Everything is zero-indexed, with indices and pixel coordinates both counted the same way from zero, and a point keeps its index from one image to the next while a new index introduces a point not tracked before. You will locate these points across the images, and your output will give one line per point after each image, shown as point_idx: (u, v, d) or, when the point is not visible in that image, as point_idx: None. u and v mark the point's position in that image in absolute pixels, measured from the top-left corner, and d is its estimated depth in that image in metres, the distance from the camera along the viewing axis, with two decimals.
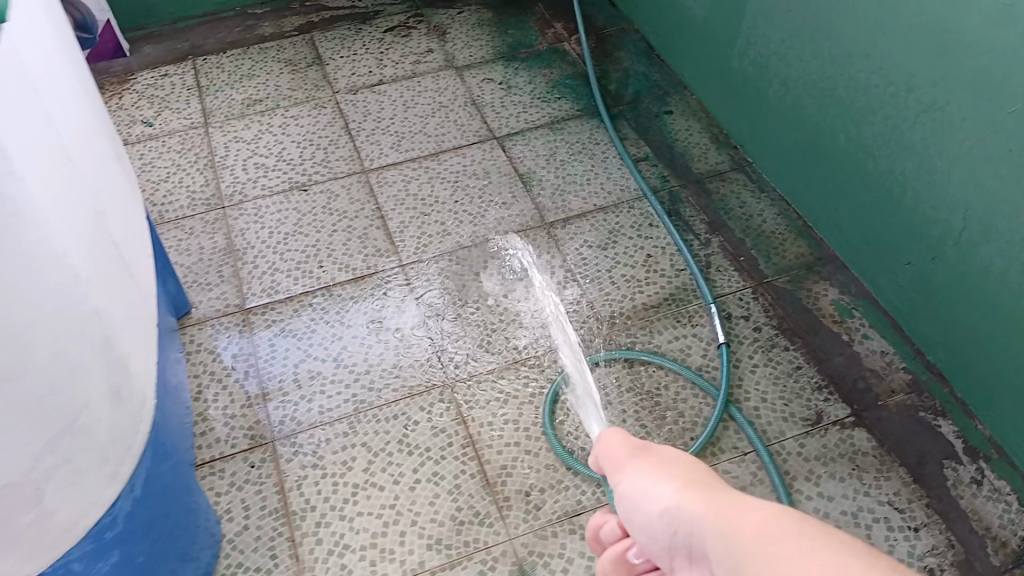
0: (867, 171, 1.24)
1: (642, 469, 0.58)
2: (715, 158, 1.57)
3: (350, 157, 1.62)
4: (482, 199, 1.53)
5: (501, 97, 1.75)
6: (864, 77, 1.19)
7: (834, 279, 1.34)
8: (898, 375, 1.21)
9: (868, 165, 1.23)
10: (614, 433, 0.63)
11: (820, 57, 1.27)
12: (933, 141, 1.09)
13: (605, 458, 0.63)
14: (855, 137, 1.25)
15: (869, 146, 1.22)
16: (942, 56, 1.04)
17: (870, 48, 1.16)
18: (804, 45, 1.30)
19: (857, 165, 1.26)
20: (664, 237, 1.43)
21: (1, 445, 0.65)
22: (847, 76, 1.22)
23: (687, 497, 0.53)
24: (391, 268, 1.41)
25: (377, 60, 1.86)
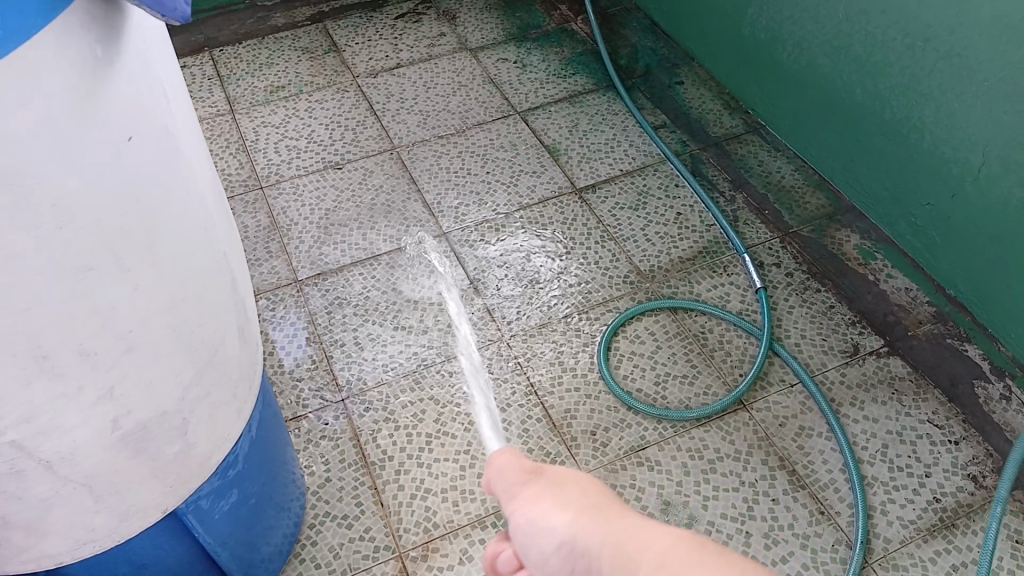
0: (885, 120, 1.33)
1: (537, 495, 0.46)
2: (730, 123, 1.65)
3: (379, 136, 1.68)
4: (513, 170, 1.59)
5: (517, 75, 1.82)
6: (882, 32, 1.29)
7: (854, 227, 1.43)
8: (923, 308, 1.30)
9: (886, 115, 1.33)
10: (504, 453, 0.51)
11: (836, 18, 1.37)
12: (952, 86, 1.20)
13: (495, 481, 0.50)
14: (872, 90, 1.34)
15: (886, 97, 1.32)
16: (960, 5, 1.15)
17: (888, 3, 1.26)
18: (821, 8, 1.39)
19: (875, 116, 1.35)
20: (691, 196, 1.51)
21: (159, 371, 0.71)
22: (864, 33, 1.33)
23: (580, 523, 0.43)
24: (434, 236, 1.47)
25: (392, 45, 1.91)
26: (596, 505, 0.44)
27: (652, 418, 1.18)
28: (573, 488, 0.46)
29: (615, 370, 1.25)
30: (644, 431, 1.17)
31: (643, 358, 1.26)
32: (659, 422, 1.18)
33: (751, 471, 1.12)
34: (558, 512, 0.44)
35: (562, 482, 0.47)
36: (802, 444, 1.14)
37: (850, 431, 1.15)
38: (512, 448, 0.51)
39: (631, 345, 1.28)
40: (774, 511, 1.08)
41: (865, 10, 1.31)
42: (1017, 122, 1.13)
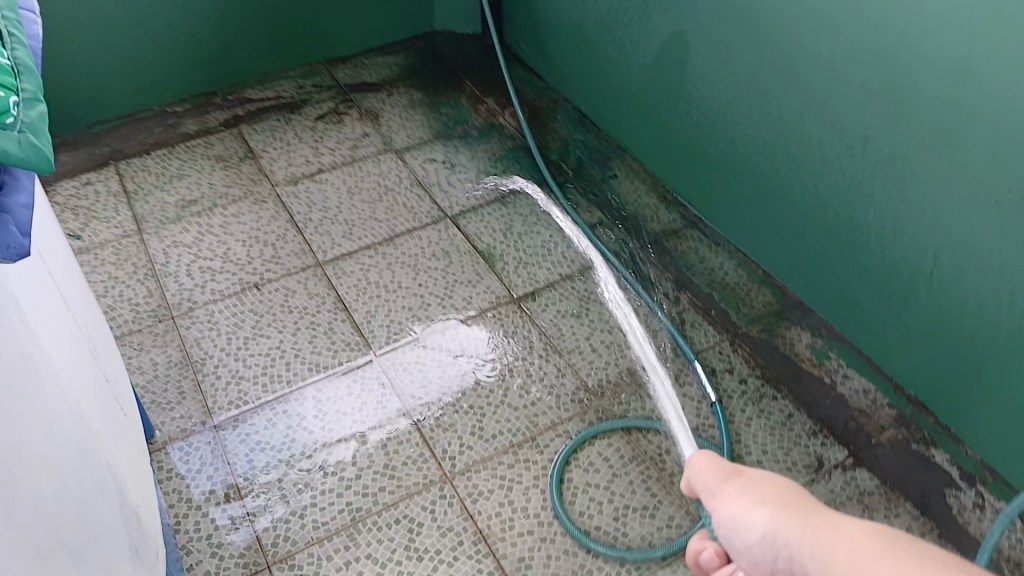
0: (827, 218, 1.27)
1: (739, 492, 0.54)
2: (668, 216, 1.60)
3: (301, 250, 1.58)
4: (447, 279, 1.50)
5: (446, 176, 1.75)
6: (818, 131, 1.22)
7: (803, 324, 1.38)
8: (884, 411, 1.23)
9: (828, 213, 1.27)
10: (698, 453, 0.61)
11: (767, 114, 1.31)
12: (896, 188, 1.12)
13: (696, 481, 0.59)
14: (810, 188, 1.28)
15: (827, 196, 1.26)
16: (898, 114, 1.07)
17: (817, 102, 1.20)
18: (751, 106, 1.34)
19: (816, 213, 1.29)
20: (635, 298, 1.45)
21: None
22: (799, 132, 1.26)
23: (783, 516, 0.50)
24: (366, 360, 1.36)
25: (313, 148, 1.83)
26: (799, 507, 0.50)
27: (615, 560, 1.08)
28: (779, 495, 0.52)
29: (570, 506, 1.15)
30: None
31: (600, 489, 1.17)
32: (621, 565, 1.08)
33: None
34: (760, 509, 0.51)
35: (763, 483, 0.54)
36: None
37: None
38: (708, 451, 0.60)
39: (586, 475, 1.18)
40: None
41: (798, 107, 1.25)
42: (963, 223, 1.04)
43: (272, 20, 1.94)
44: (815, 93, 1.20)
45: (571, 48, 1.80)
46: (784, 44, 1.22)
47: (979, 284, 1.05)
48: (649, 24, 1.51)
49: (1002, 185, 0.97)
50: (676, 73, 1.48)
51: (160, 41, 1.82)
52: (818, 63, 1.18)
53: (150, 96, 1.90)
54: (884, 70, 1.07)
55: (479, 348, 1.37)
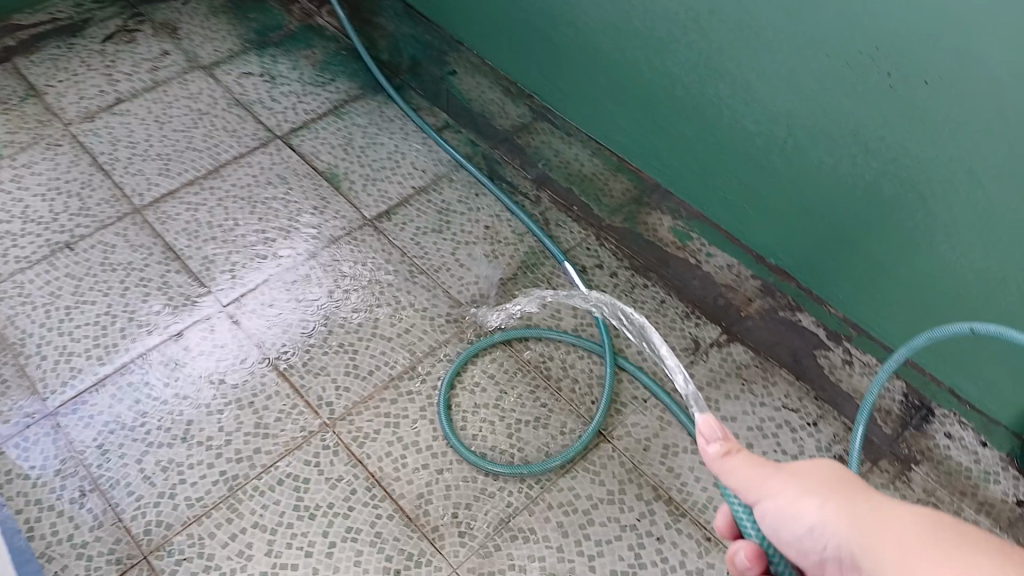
0: (677, 97, 1.24)
1: (784, 488, 0.62)
2: (513, 110, 1.52)
3: (113, 196, 1.39)
4: (289, 208, 1.37)
5: (267, 91, 1.57)
6: (662, 7, 1.16)
7: (663, 207, 1.36)
8: (750, 284, 1.27)
9: (678, 91, 1.23)
10: (724, 446, 0.65)
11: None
12: (745, 57, 1.10)
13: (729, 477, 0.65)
14: (659, 66, 1.23)
15: (676, 74, 1.22)
16: None
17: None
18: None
19: (666, 93, 1.25)
20: (494, 203, 1.39)
21: None
22: (642, 8, 1.19)
23: (835, 510, 0.59)
24: (211, 305, 1.24)
25: (105, 76, 1.58)
26: (841, 497, 0.60)
27: (515, 478, 1.06)
28: (817, 483, 0.61)
29: (462, 431, 1.11)
30: (509, 497, 1.05)
31: (490, 408, 1.13)
32: (522, 481, 1.06)
33: (628, 512, 1.03)
34: (809, 501, 0.61)
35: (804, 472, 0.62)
36: (671, 465, 1.08)
37: None
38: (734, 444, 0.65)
39: (473, 397, 1.14)
40: (663, 552, 1.00)
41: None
42: (814, 89, 1.04)
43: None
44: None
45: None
46: None
47: (833, 147, 1.07)
48: None
49: (849, 48, 0.97)
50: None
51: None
52: None
53: None
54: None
55: (338, 276, 1.28)
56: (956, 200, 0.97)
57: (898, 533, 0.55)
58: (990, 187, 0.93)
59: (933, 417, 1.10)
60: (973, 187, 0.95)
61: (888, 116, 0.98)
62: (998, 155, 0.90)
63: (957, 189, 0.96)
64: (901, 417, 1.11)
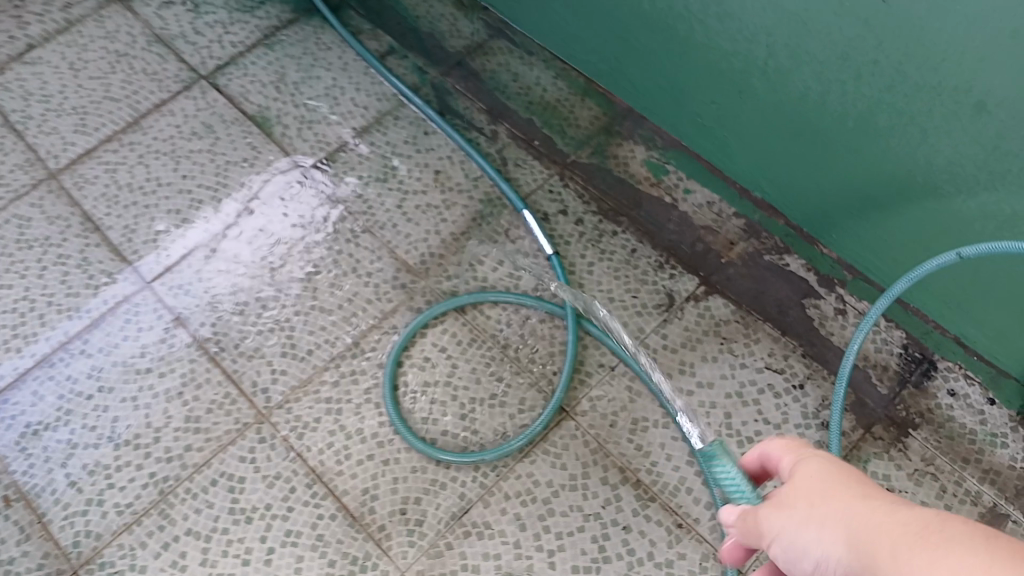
0: (643, 11, 1.05)
1: (785, 517, 0.46)
2: (468, 28, 1.34)
3: (27, 161, 1.26)
4: (217, 162, 1.23)
5: (190, 22, 1.39)
6: None
7: (637, 135, 1.21)
8: (732, 224, 1.11)
9: (643, 6, 1.04)
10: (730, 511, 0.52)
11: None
12: None
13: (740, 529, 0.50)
14: None
15: None
16: None
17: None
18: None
19: (629, 6, 1.07)
20: (445, 143, 1.23)
21: None
22: None
23: (849, 529, 0.42)
24: (132, 289, 1.13)
25: (13, 17, 1.42)
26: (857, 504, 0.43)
27: (468, 466, 0.97)
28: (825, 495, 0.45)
29: (410, 414, 1.01)
30: (462, 488, 0.96)
31: (441, 387, 1.03)
32: (476, 469, 0.97)
33: (592, 499, 0.94)
34: (816, 526, 0.44)
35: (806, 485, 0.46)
36: (641, 442, 0.97)
37: (687, 408, 0.99)
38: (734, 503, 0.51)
39: (422, 374, 1.04)
40: (629, 542, 0.91)
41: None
42: (796, 4, 0.85)
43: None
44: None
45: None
46: None
47: (820, 73, 0.90)
48: None
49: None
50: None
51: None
52: None
53: None
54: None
55: (273, 239, 1.16)
56: (959, 127, 0.81)
57: (926, 553, 0.37)
58: (1001, 116, 0.76)
59: (935, 371, 0.98)
60: (980, 115, 0.78)
61: (880, 34, 0.80)
62: (1008, 79, 0.73)
63: (961, 119, 0.80)
64: (900, 372, 0.99)
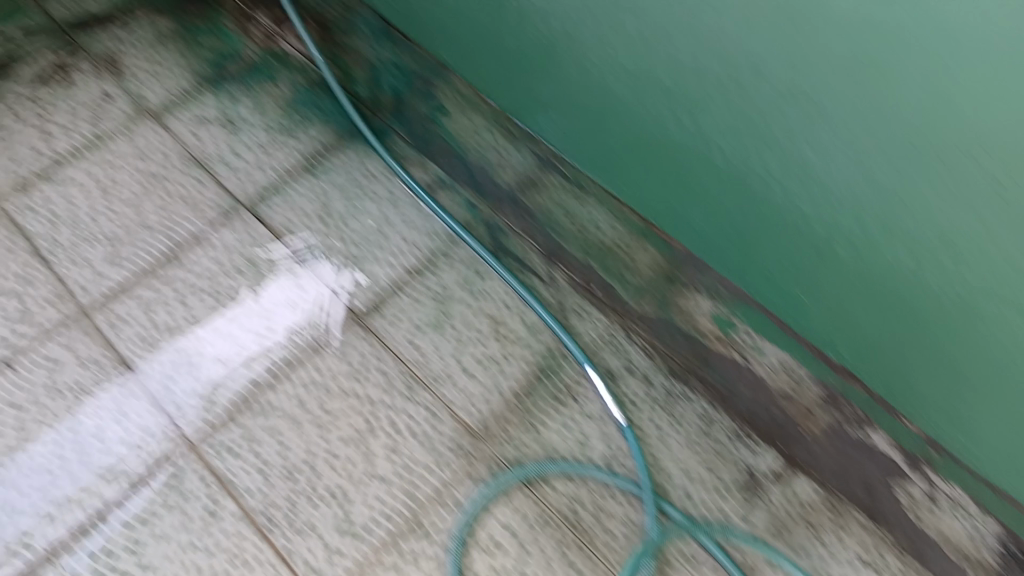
0: (715, 163, 1.00)
1: None
2: (517, 158, 1.30)
3: (54, 295, 1.19)
4: (263, 305, 1.19)
5: (228, 142, 1.36)
6: (688, 57, 0.90)
7: (700, 285, 1.14)
8: (811, 393, 1.08)
9: (715, 157, 0.99)
10: None
11: (616, 31, 0.97)
12: (801, 132, 0.86)
13: None
14: (689, 124, 0.99)
15: (709, 137, 0.98)
16: (797, 32, 0.77)
17: (700, 16, 0.85)
18: (596, 18, 0.98)
19: (700, 156, 1.02)
20: (502, 288, 1.20)
21: None
22: (664, 57, 0.94)
23: None
24: (134, 382, 1.11)
25: (38, 131, 1.40)
26: None
27: None
28: None
29: None
30: None
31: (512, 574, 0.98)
32: None
33: None
34: None
35: None
36: None
37: None
38: None
39: (492, 560, 0.98)
40: None
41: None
42: (896, 183, 0.80)
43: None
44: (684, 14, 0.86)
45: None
46: None
47: (916, 253, 0.84)
48: None
49: (928, 146, 0.74)
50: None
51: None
52: None
53: None
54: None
55: (284, 322, 1.17)
56: None
57: None
58: None
59: None
60: None
61: (998, 231, 0.75)
62: None
63: None
64: (997, 567, 1.00)
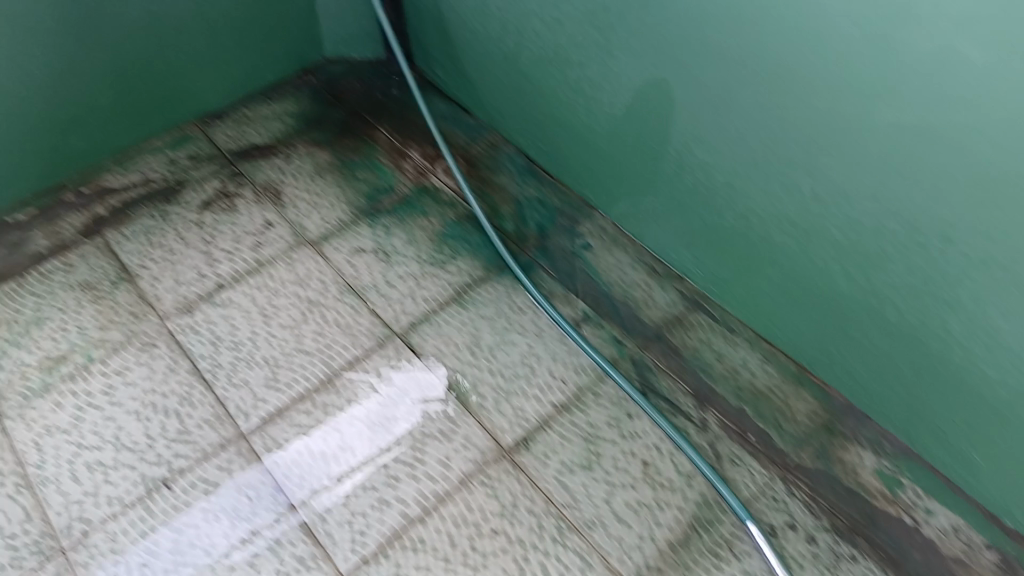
0: (888, 319, 1.02)
1: None
2: (664, 299, 1.34)
3: (215, 416, 1.25)
4: (413, 434, 1.21)
5: (382, 273, 1.45)
6: (870, 218, 0.96)
7: (862, 437, 1.15)
8: (986, 557, 1.05)
9: (888, 314, 1.02)
10: None
11: (791, 188, 1.04)
12: (987, 297, 0.88)
13: None
14: (862, 282, 1.03)
15: (885, 294, 1.00)
16: (994, 203, 0.81)
17: (887, 184, 0.91)
18: (768, 175, 1.06)
19: (871, 311, 1.04)
20: (652, 429, 1.19)
21: None
22: (844, 216, 0.99)
23: None
24: (252, 470, 1.18)
25: (204, 254, 1.50)
26: None
27: None
28: None
29: None
30: None
31: None
32: None
33: None
34: None
35: None
36: None
37: None
38: None
39: None
40: None
41: (856, 164, 0.93)
42: None
43: (120, 80, 1.61)
44: (867, 176, 0.93)
45: (501, 70, 1.48)
46: (810, 103, 0.94)
47: None
48: (618, 63, 1.19)
49: None
50: (659, 122, 1.18)
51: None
52: (865, 140, 0.90)
53: None
54: (963, 129, 0.80)
55: (410, 441, 1.20)
56: None
57: None
58: None
59: None
60: None
61: None
62: None
63: None
64: None
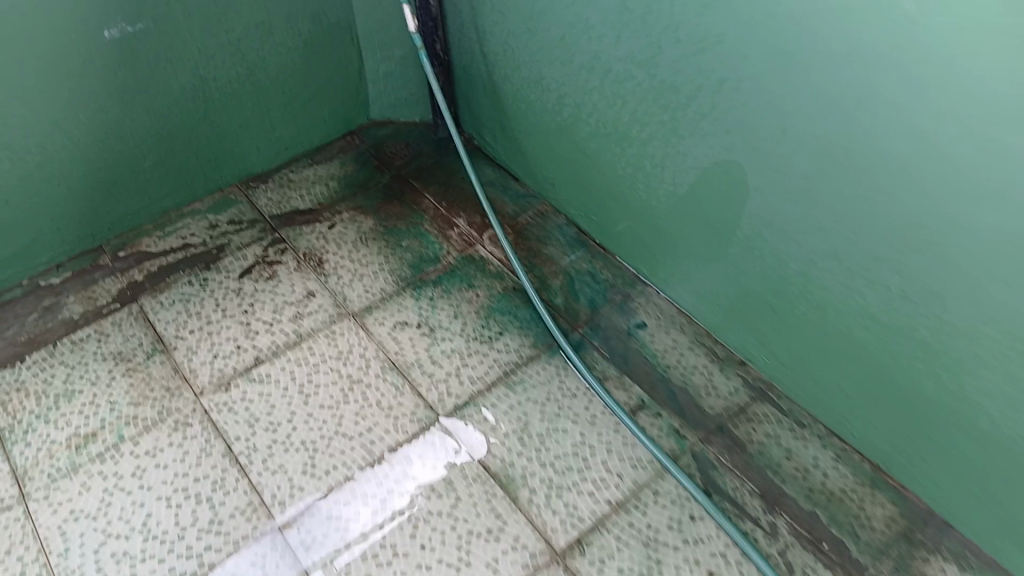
0: (979, 427, 0.98)
1: None
2: (726, 387, 1.28)
3: (248, 504, 1.19)
4: (459, 532, 1.13)
5: (426, 348, 1.39)
6: (967, 325, 0.94)
7: (944, 548, 1.08)
8: None
9: (981, 422, 0.98)
10: None
11: (875, 283, 1.02)
12: None
13: None
14: (953, 386, 0.99)
15: (980, 401, 0.97)
16: None
17: (985, 284, 0.89)
18: (853, 271, 1.04)
19: (960, 418, 1.00)
20: (717, 535, 1.10)
21: None
22: (936, 319, 0.97)
23: None
24: (281, 570, 1.11)
25: (242, 324, 1.46)
26: None
27: None
28: None
29: None
30: None
31: None
32: None
33: None
34: None
35: None
36: None
37: None
38: None
39: None
40: None
41: (950, 262, 0.91)
42: None
43: (164, 143, 1.59)
44: (969, 282, 0.90)
45: (557, 142, 1.51)
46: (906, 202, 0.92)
47: None
48: (686, 146, 1.20)
49: None
50: (728, 205, 1.18)
51: (14, 202, 1.47)
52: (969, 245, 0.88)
53: (19, 267, 1.56)
54: None
55: (456, 539, 1.12)
56: None
57: None
58: None
59: None
60: None
61: None
62: None
63: None
64: None
